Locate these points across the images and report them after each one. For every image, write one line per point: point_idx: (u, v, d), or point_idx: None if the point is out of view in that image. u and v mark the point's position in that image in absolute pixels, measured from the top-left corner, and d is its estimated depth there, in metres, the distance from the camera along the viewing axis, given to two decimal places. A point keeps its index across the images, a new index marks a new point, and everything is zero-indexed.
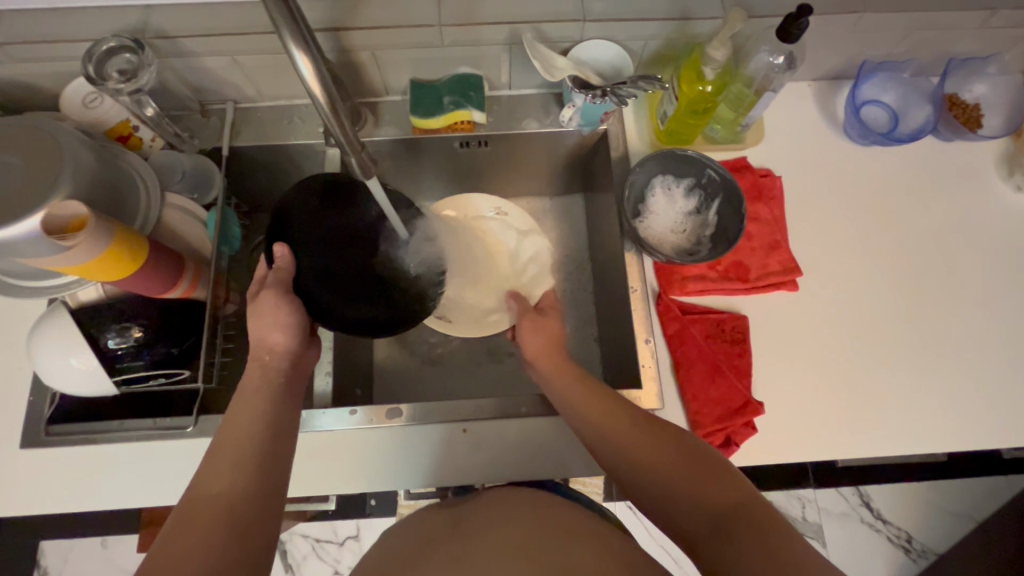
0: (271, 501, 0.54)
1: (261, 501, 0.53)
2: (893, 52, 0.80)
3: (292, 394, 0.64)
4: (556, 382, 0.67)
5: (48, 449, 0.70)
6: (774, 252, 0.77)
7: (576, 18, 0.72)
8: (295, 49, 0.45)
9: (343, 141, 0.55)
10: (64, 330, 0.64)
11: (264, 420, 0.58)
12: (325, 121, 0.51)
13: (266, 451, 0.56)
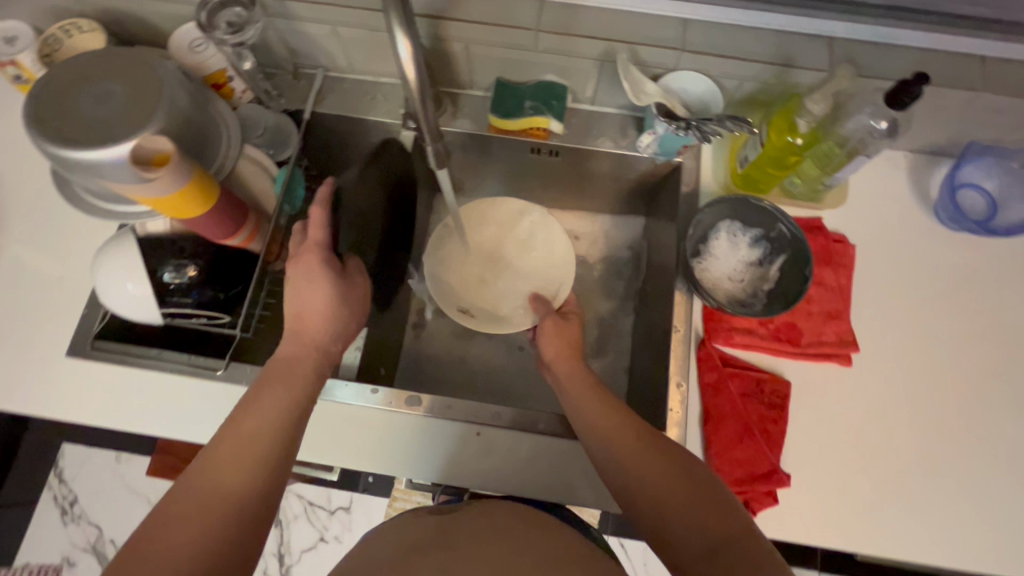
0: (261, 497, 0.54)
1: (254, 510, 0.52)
2: (1005, 137, 0.75)
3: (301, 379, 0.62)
4: (568, 387, 0.63)
5: (89, 362, 0.73)
6: (832, 322, 0.73)
7: (673, 46, 0.71)
8: (398, 30, 0.46)
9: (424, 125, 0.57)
10: (128, 256, 0.68)
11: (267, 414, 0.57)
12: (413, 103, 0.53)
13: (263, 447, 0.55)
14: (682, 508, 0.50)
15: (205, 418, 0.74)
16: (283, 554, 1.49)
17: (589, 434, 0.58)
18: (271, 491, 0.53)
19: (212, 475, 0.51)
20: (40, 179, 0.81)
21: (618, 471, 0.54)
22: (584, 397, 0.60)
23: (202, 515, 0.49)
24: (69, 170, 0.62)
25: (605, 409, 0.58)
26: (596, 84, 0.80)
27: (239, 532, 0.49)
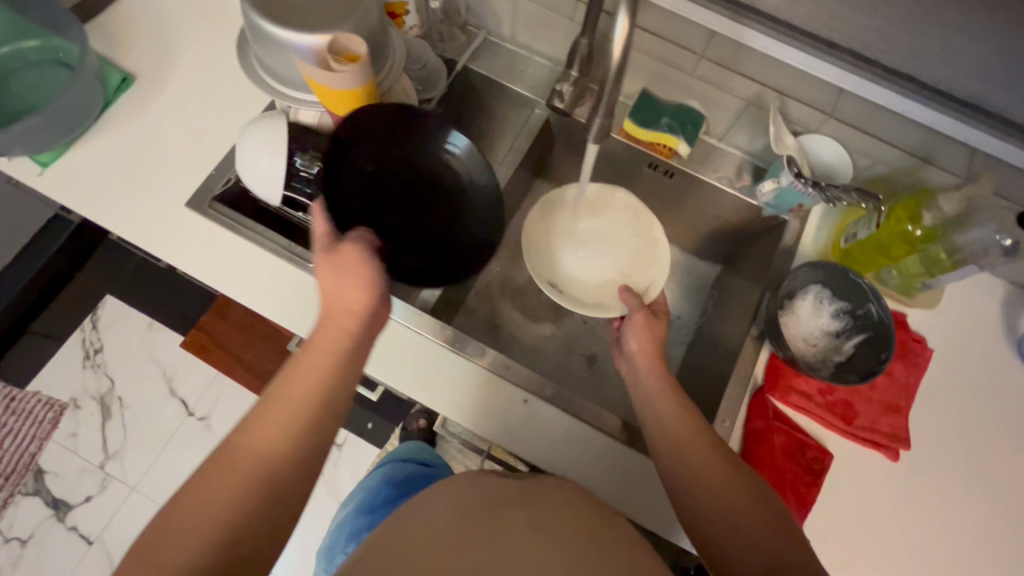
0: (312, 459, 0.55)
1: (297, 471, 0.53)
2: None
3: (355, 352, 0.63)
4: (648, 383, 0.69)
5: (201, 219, 0.79)
6: (889, 415, 0.73)
7: (822, 110, 0.75)
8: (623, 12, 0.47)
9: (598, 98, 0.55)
10: (273, 135, 0.73)
11: (319, 378, 0.58)
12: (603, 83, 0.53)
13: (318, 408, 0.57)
14: (749, 516, 0.56)
15: (282, 302, 0.79)
16: None
17: (669, 443, 0.63)
18: (311, 455, 0.55)
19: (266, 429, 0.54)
20: (209, 48, 0.88)
21: (692, 481, 0.59)
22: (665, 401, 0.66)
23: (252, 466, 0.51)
24: (254, 37, 0.68)
25: (682, 418, 0.64)
26: (733, 123, 0.84)
27: (274, 496, 0.50)
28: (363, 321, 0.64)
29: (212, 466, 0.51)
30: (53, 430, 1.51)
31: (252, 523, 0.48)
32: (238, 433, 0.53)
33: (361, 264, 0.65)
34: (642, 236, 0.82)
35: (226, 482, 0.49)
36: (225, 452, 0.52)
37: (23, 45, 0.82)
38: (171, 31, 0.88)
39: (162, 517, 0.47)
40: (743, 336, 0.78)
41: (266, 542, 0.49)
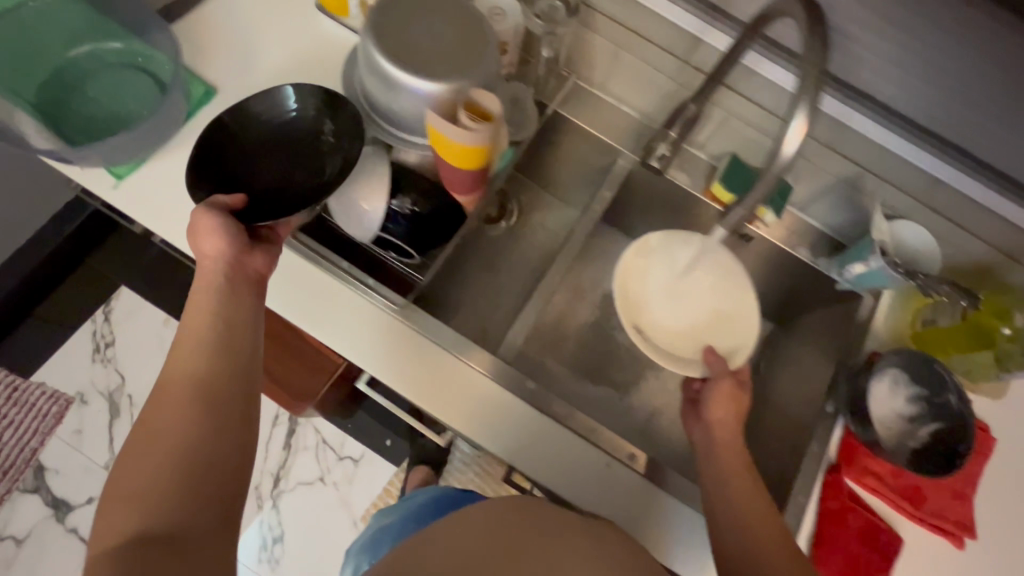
0: (216, 395, 0.59)
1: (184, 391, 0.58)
2: None
3: (239, 291, 0.65)
4: (725, 460, 0.69)
5: (287, 250, 0.78)
6: (956, 502, 0.75)
7: (917, 199, 0.76)
8: (799, 117, 0.46)
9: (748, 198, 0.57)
10: (375, 176, 0.73)
11: (211, 318, 0.62)
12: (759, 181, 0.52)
13: (216, 344, 0.61)
14: None
15: (362, 339, 0.77)
16: (279, 478, 1.48)
17: (732, 524, 0.64)
18: (231, 403, 0.59)
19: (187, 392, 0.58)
20: (292, 66, 0.85)
21: (760, 566, 0.59)
22: (743, 477, 0.67)
23: (172, 426, 0.56)
24: (369, 68, 0.67)
25: (752, 492, 0.65)
26: (817, 198, 0.84)
27: (191, 441, 0.55)
28: (228, 260, 0.65)
29: (157, 402, 0.58)
30: (56, 425, 1.44)
31: (181, 431, 0.56)
32: (168, 366, 0.60)
33: (228, 227, 0.65)
34: (727, 303, 0.82)
35: (152, 450, 0.55)
36: (162, 388, 0.59)
37: (105, 47, 0.80)
38: (253, 44, 0.85)
39: (127, 449, 0.55)
40: (818, 411, 0.79)
41: (214, 495, 0.54)
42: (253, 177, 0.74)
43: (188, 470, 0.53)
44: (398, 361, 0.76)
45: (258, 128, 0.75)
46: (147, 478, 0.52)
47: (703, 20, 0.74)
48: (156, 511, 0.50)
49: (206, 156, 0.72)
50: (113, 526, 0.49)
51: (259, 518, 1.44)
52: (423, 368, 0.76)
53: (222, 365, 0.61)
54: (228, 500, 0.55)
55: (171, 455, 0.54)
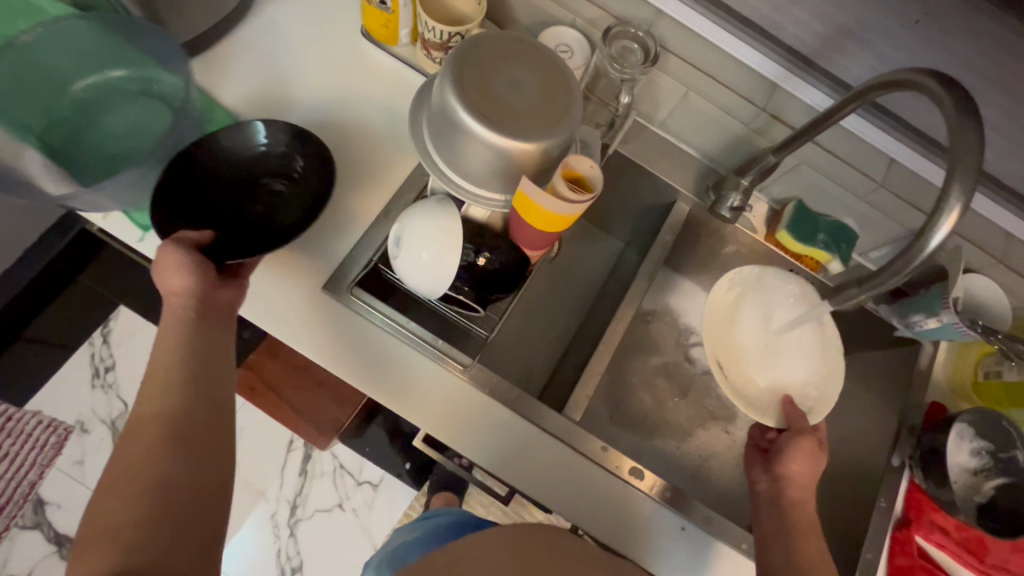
0: (193, 433, 0.56)
1: (159, 432, 0.54)
2: None
3: (209, 324, 0.62)
4: (806, 526, 0.68)
5: (347, 308, 0.72)
6: (1018, 554, 0.76)
7: (992, 254, 0.75)
8: (954, 209, 0.48)
9: (881, 275, 0.56)
10: (442, 225, 0.66)
11: (184, 354, 0.59)
12: (897, 264, 0.53)
13: (190, 378, 0.58)
14: None
15: (423, 401, 0.72)
16: (296, 506, 1.43)
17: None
18: (209, 442, 0.56)
19: (158, 432, 0.54)
20: (342, 105, 0.80)
21: None
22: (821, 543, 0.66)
23: (143, 469, 0.52)
24: (441, 120, 0.62)
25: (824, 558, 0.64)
26: (883, 246, 0.82)
27: (167, 482, 0.52)
28: (197, 294, 0.61)
29: (128, 436, 0.55)
30: (56, 453, 1.36)
31: (155, 462, 0.52)
32: (143, 396, 0.57)
33: (200, 264, 0.61)
34: (799, 354, 0.80)
35: (124, 499, 0.50)
36: (135, 422, 0.55)
37: (110, 75, 0.74)
38: (298, 80, 0.80)
39: (97, 502, 0.51)
40: (883, 464, 0.78)
41: (198, 541, 0.51)
42: (218, 204, 0.70)
43: (162, 501, 0.50)
44: (465, 423, 0.72)
45: (225, 155, 0.71)
46: (120, 514, 0.49)
47: (787, 68, 0.69)
48: (131, 545, 0.47)
49: (172, 185, 0.67)
50: (88, 568, 0.46)
51: (275, 549, 1.39)
52: (490, 432, 0.72)
53: (197, 401, 0.57)
54: (210, 534, 0.52)
55: (143, 488, 0.50)
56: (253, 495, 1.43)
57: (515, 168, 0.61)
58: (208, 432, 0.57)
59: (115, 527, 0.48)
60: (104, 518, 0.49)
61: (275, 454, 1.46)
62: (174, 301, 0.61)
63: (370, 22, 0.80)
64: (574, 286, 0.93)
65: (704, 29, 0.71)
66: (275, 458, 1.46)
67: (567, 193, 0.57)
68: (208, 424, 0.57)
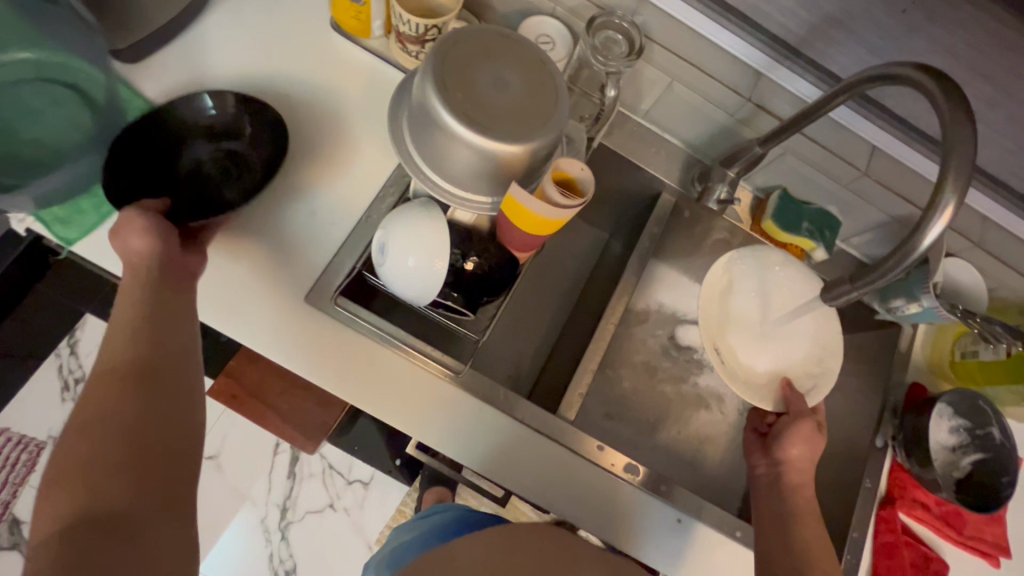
0: (168, 381, 0.52)
1: (128, 380, 0.50)
2: None
3: (177, 282, 0.59)
4: (802, 513, 0.69)
5: (331, 318, 0.69)
6: (993, 523, 0.80)
7: (970, 238, 0.77)
8: (950, 201, 0.47)
9: (877, 269, 0.56)
10: (433, 230, 0.64)
11: (150, 305, 0.55)
12: (893, 259, 0.52)
13: (159, 329, 0.54)
14: None
15: (415, 411, 0.70)
16: (287, 508, 1.42)
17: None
18: (185, 391, 0.53)
19: (127, 378, 0.51)
20: (314, 104, 0.76)
21: None
22: (816, 527, 0.67)
23: (112, 415, 0.48)
24: (421, 117, 0.59)
25: (821, 544, 0.66)
26: (865, 232, 0.83)
27: (141, 430, 0.48)
28: (162, 256, 0.58)
29: (91, 382, 0.51)
30: (30, 470, 1.31)
31: (123, 405, 0.49)
32: (107, 344, 0.53)
33: (159, 230, 0.58)
34: (792, 340, 0.80)
35: (91, 445, 0.46)
36: (102, 369, 0.51)
37: None
38: (267, 77, 0.75)
39: (63, 451, 0.46)
40: (868, 445, 0.81)
41: (174, 488, 0.48)
42: (168, 183, 0.68)
43: (130, 443, 0.47)
44: (458, 430, 0.70)
45: (172, 133, 0.69)
46: (84, 456, 0.45)
47: (773, 57, 0.70)
48: (97, 488, 0.44)
49: (115, 164, 0.64)
50: (52, 512, 0.43)
51: (267, 553, 1.38)
52: (485, 438, 0.71)
53: (170, 352, 0.54)
54: (185, 482, 0.49)
55: (106, 435, 0.47)
56: (242, 500, 1.40)
57: (501, 169, 0.59)
58: (184, 383, 0.54)
59: (83, 474, 0.44)
60: (70, 463, 0.45)
61: (262, 457, 1.44)
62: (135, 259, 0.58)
63: (341, 14, 0.76)
64: (561, 281, 0.92)
65: (688, 19, 0.71)
66: (261, 462, 1.44)
67: (569, 200, 0.56)
68: (184, 373, 0.54)
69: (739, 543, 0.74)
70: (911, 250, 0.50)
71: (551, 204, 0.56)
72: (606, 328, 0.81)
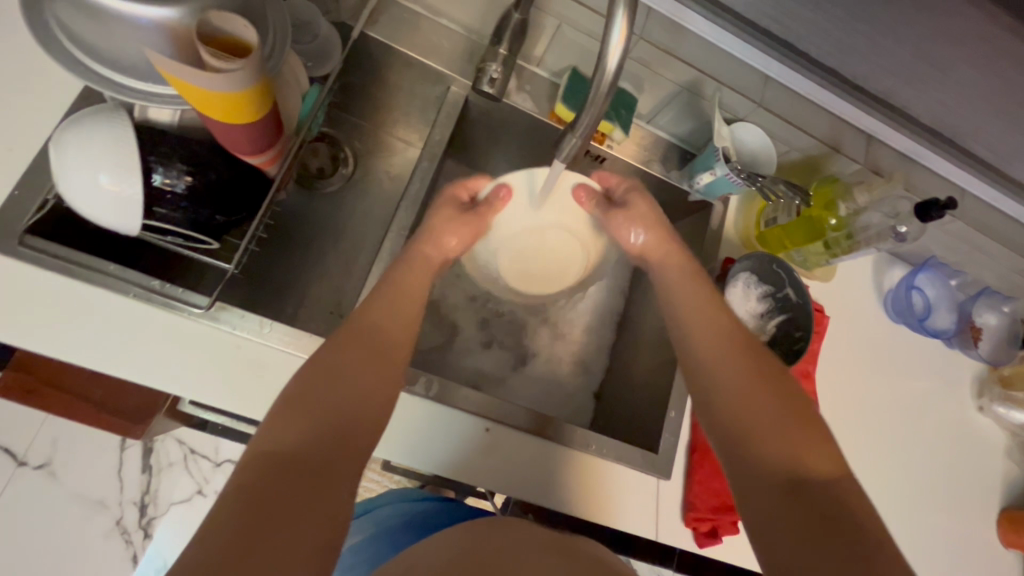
0: (388, 387, 0.55)
1: (375, 397, 0.54)
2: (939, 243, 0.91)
3: (407, 310, 0.62)
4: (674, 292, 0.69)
5: (12, 259, 0.56)
6: (803, 381, 0.83)
7: (753, 97, 0.74)
8: (620, 14, 0.42)
9: (583, 123, 0.50)
10: (111, 145, 0.52)
11: (408, 321, 0.61)
12: (586, 104, 0.47)
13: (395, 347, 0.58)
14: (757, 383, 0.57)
15: (158, 361, 0.60)
16: (146, 504, 1.22)
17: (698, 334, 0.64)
18: (355, 371, 0.54)
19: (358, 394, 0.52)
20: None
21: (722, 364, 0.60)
22: (696, 307, 0.66)
23: (355, 407, 0.52)
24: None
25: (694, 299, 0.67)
26: (662, 107, 0.79)
27: (356, 409, 0.52)
28: (418, 292, 0.65)
29: (336, 407, 0.50)
30: None
31: (313, 450, 0.47)
32: (349, 377, 0.53)
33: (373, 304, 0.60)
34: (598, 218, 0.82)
35: (336, 419, 0.50)
36: (339, 372, 0.53)
37: None
38: None
39: (309, 434, 0.47)
40: None
41: (307, 437, 0.47)
42: None
43: (313, 429, 0.48)
44: (215, 373, 0.61)
45: None
46: (292, 474, 0.44)
47: None
48: (279, 469, 0.44)
49: None
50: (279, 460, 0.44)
51: (130, 555, 1.19)
52: (257, 373, 0.63)
53: (382, 380, 0.55)
54: (290, 428, 0.47)
55: (329, 411, 0.50)
56: (89, 506, 1.19)
57: (174, 50, 0.47)
58: (358, 366, 0.54)
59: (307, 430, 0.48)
60: (305, 419, 0.48)
61: (105, 458, 1.22)
62: (406, 299, 0.63)
63: None
64: (375, 206, 0.89)
65: None
66: (101, 464, 1.21)
67: (223, 64, 0.44)
68: (376, 377, 0.55)
69: (551, 443, 0.72)
70: (602, 77, 0.44)
71: (216, 79, 0.45)
72: (387, 273, 0.65)
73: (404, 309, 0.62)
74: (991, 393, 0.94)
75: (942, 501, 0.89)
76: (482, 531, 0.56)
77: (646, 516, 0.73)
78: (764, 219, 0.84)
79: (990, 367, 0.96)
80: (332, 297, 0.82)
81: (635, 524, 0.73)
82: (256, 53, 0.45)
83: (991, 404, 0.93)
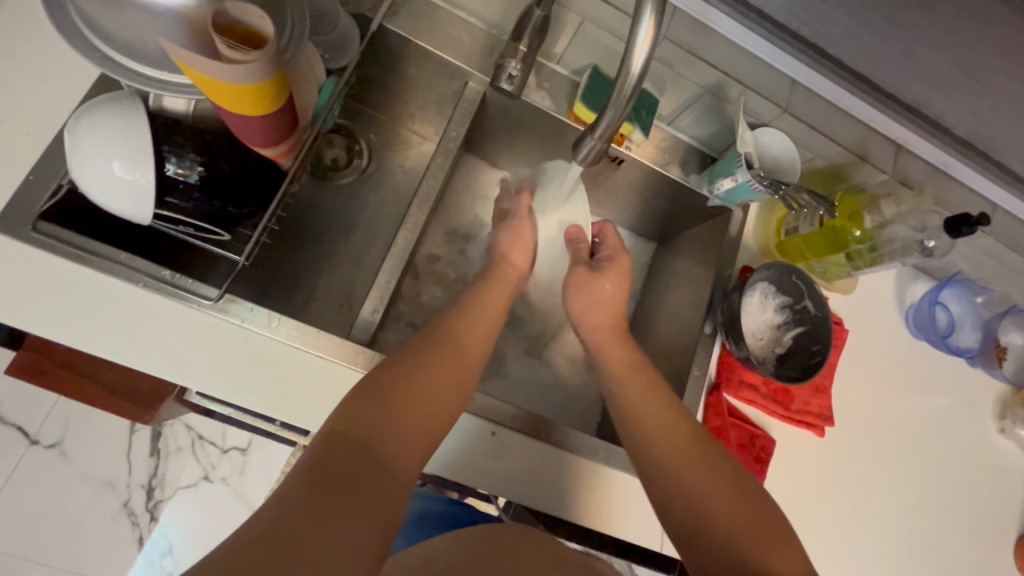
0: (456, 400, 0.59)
1: (442, 407, 0.57)
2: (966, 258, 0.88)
3: (484, 338, 0.66)
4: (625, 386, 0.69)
5: (24, 246, 0.56)
6: (818, 396, 0.81)
7: (778, 102, 0.72)
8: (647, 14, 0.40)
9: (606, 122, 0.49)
10: (124, 133, 0.51)
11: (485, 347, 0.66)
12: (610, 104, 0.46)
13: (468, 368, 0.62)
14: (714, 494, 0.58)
15: (167, 352, 0.60)
16: (153, 488, 1.23)
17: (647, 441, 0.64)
18: (427, 377, 0.57)
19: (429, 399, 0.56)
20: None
21: (674, 473, 0.61)
22: (647, 404, 0.66)
23: (423, 413, 0.55)
24: None
25: (645, 395, 0.67)
26: (684, 110, 0.77)
27: (424, 413, 0.55)
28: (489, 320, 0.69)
29: (406, 407, 0.54)
30: None
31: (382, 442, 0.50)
32: (423, 381, 0.56)
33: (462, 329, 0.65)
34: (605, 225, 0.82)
35: (406, 420, 0.53)
36: (411, 376, 0.56)
37: None
38: None
39: (382, 427, 0.51)
40: (698, 333, 0.78)
41: (379, 432, 0.50)
42: None
43: (384, 424, 0.51)
44: (223, 365, 0.61)
45: None
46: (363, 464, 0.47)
47: None
48: (352, 456, 0.47)
49: None
50: (352, 446, 0.47)
51: (137, 537, 1.21)
52: (264, 368, 0.62)
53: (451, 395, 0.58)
54: (366, 416, 0.50)
55: (400, 410, 0.53)
56: (98, 488, 1.21)
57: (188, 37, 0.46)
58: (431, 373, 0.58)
59: (380, 422, 0.51)
60: (379, 413, 0.51)
61: (115, 440, 1.23)
62: (482, 330, 0.67)
63: None
64: (388, 202, 0.88)
65: None
66: (110, 446, 1.23)
67: (239, 54, 0.43)
68: (448, 390, 0.58)
69: (558, 449, 0.71)
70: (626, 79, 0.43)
71: (232, 70, 0.44)
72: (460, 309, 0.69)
73: (481, 332, 0.67)
74: (1014, 415, 0.91)
75: (958, 523, 0.86)
76: (490, 535, 0.55)
77: (651, 527, 0.72)
78: (785, 229, 0.81)
79: (1014, 388, 0.93)
80: (342, 291, 0.82)
81: (641, 533, 0.71)
82: (274, 42, 0.45)
83: (1014, 426, 0.90)
